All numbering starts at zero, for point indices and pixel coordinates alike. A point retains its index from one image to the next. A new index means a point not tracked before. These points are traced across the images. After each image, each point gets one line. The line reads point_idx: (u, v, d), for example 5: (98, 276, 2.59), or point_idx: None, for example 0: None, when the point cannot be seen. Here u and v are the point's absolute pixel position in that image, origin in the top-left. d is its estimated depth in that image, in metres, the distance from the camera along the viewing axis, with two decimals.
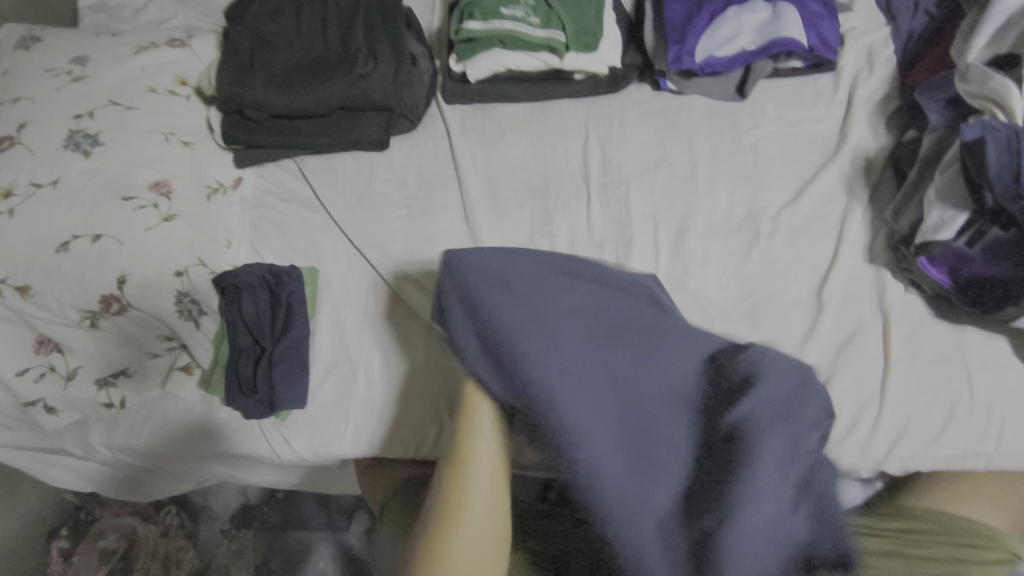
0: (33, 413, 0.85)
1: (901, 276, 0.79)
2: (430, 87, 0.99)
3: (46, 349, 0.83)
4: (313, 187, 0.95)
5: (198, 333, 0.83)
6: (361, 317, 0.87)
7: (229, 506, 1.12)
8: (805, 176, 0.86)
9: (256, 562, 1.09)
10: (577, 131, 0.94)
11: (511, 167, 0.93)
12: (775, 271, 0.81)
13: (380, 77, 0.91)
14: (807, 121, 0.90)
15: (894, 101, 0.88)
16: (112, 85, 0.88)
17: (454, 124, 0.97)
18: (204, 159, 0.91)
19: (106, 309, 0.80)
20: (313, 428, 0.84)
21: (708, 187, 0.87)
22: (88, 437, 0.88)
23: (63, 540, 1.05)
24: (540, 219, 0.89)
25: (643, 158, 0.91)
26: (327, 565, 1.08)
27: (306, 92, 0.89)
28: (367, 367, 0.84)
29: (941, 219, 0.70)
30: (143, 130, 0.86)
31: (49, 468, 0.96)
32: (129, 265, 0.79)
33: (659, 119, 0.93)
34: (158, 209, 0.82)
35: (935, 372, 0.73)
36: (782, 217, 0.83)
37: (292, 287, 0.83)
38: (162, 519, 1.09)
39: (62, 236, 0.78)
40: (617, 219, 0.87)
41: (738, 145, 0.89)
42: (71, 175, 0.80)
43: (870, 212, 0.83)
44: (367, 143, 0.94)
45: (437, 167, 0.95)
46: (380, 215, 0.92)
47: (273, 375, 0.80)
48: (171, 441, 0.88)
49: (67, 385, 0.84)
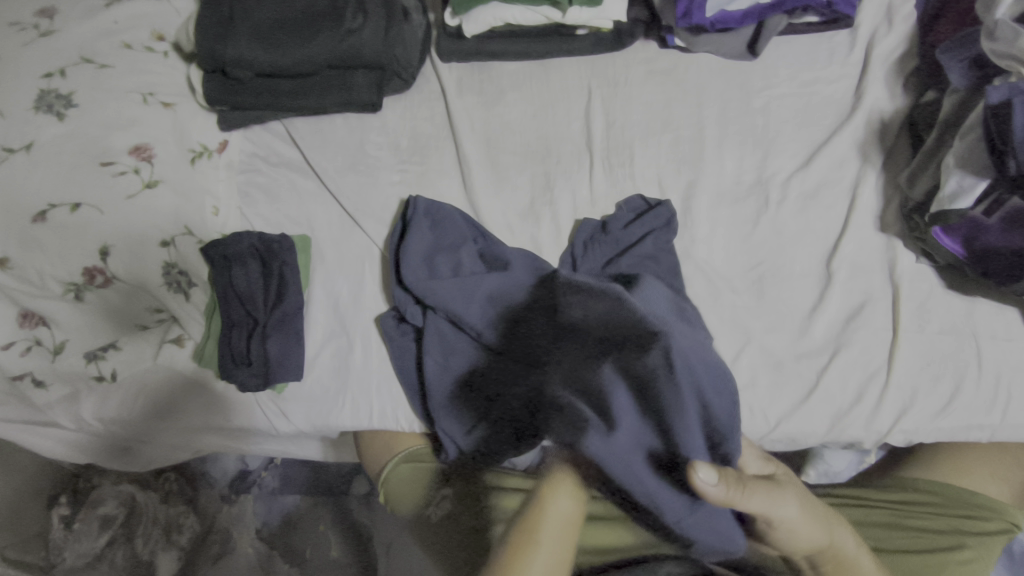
0: (21, 387, 0.83)
1: (913, 245, 0.76)
2: (423, 43, 0.93)
3: (30, 323, 0.80)
4: (302, 150, 0.92)
5: (188, 305, 0.82)
6: (356, 289, 0.86)
7: (227, 473, 1.14)
8: (817, 141, 0.83)
9: (258, 525, 1.13)
10: (579, 90, 0.90)
11: (511, 130, 0.89)
12: (782, 243, 0.78)
13: (371, 34, 0.85)
14: (820, 82, 0.86)
15: (913, 60, 0.84)
16: (82, 40, 0.83)
17: (449, 84, 0.93)
18: (186, 120, 0.86)
19: (90, 282, 0.77)
20: (308, 401, 0.83)
21: (716, 152, 0.84)
22: (79, 411, 0.86)
23: (63, 507, 1.06)
24: (540, 185, 0.86)
25: (648, 121, 0.87)
26: (328, 529, 1.12)
27: (292, 51, 0.85)
28: (365, 339, 0.83)
29: (959, 187, 0.67)
30: (119, 90, 0.81)
31: (37, 438, 0.93)
32: (112, 236, 0.76)
33: (666, 79, 0.89)
34: (140, 175, 0.78)
35: (943, 345, 0.72)
36: (792, 183, 0.81)
37: (284, 257, 0.83)
38: (161, 486, 1.11)
39: (38, 205, 0.74)
40: (620, 187, 0.84)
41: (748, 107, 0.85)
42: (45, 138, 0.76)
43: (883, 178, 0.80)
44: (359, 104, 0.90)
45: (432, 130, 0.92)
46: (374, 180, 0.90)
47: (268, 347, 0.80)
48: (158, 415, 0.86)
49: (54, 358, 0.81)
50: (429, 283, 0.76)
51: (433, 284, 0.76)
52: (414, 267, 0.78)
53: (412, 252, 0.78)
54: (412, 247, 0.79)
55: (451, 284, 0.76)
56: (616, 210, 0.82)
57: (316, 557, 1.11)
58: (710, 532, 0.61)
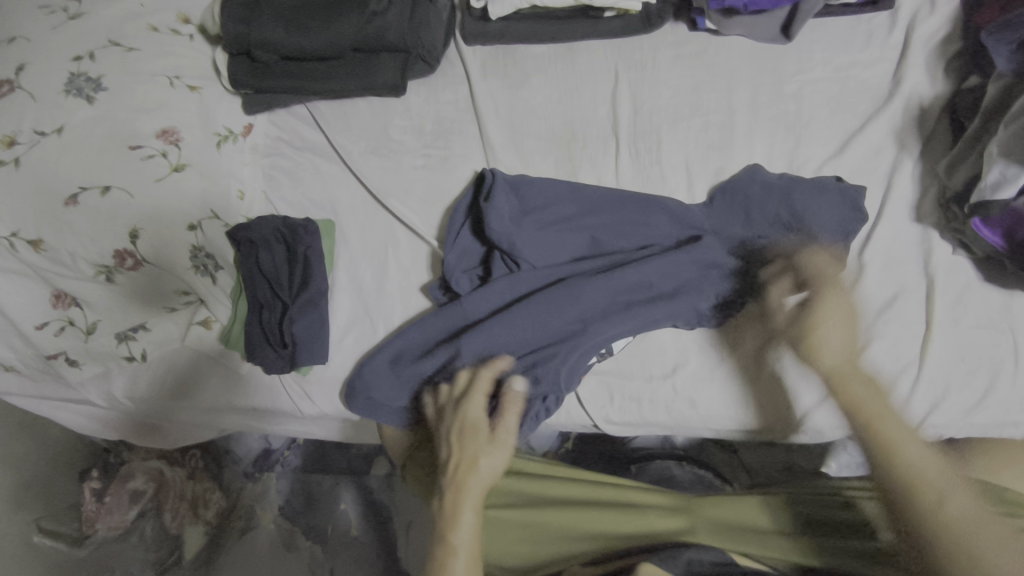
0: (56, 365, 0.85)
1: (950, 236, 0.74)
2: (447, 25, 0.92)
3: (63, 303, 0.81)
4: (325, 134, 0.92)
5: (215, 288, 0.83)
6: (380, 273, 0.86)
7: (252, 451, 1.21)
8: (851, 127, 0.81)
9: (280, 504, 1.20)
10: (605, 74, 0.88)
11: (535, 115, 0.88)
12: None
13: (395, 16, 0.85)
14: (856, 66, 0.83)
15: (956, 43, 0.80)
16: (111, 23, 0.83)
17: (473, 67, 0.92)
18: (212, 103, 0.87)
19: (121, 265, 0.78)
20: (333, 386, 0.84)
21: (746, 138, 0.82)
22: (110, 389, 0.88)
23: (95, 481, 1.12)
24: (565, 171, 0.85)
25: (676, 106, 0.85)
26: (348, 507, 1.18)
27: (318, 33, 0.84)
28: (388, 325, 0.84)
29: (1002, 176, 0.64)
30: (146, 73, 0.82)
31: (67, 414, 0.96)
32: (141, 219, 0.77)
33: (695, 63, 0.87)
34: (168, 158, 0.79)
35: (980, 339, 0.70)
36: (824, 171, 0.79)
37: (308, 242, 0.83)
38: (188, 463, 1.17)
39: (70, 187, 0.75)
40: (647, 173, 0.83)
41: (780, 92, 0.83)
42: (75, 122, 0.77)
43: (921, 166, 0.78)
44: (382, 88, 0.89)
45: (456, 114, 0.91)
46: (398, 164, 0.89)
47: (296, 331, 0.80)
48: (175, 393, 0.88)
49: (87, 338, 0.83)
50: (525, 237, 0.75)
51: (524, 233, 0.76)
52: (503, 224, 0.75)
53: (498, 198, 0.77)
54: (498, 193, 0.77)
55: (544, 239, 0.76)
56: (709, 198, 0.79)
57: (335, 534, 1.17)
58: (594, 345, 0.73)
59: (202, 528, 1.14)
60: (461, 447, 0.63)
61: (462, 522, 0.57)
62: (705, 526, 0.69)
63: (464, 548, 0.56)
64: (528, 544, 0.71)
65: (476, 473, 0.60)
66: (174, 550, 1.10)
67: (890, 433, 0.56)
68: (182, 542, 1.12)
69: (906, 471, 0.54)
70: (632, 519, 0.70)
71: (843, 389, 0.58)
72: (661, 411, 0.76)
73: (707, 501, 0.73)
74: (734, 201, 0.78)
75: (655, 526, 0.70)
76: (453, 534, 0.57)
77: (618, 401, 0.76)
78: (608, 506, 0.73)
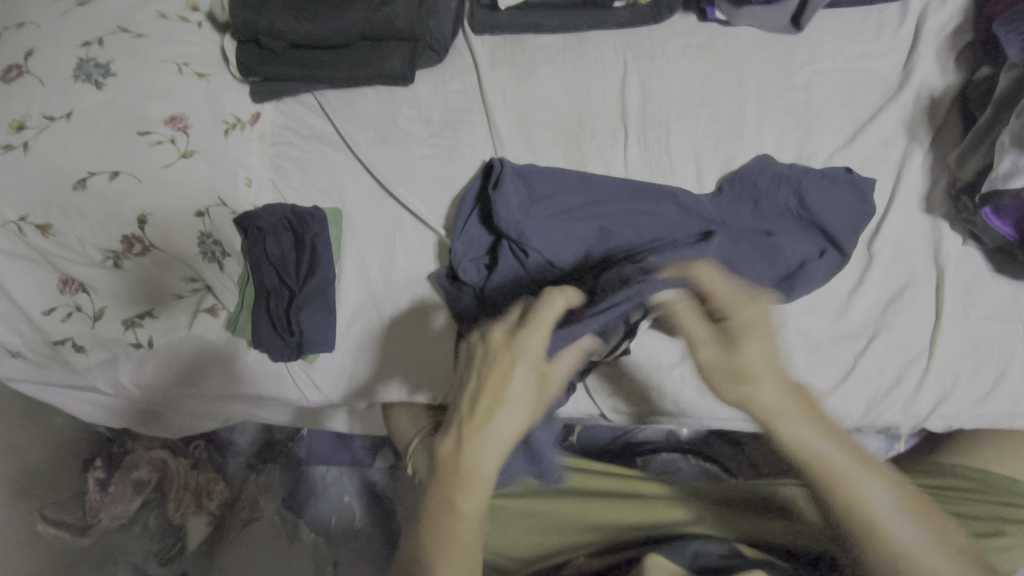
0: (62, 351, 0.85)
1: (960, 228, 0.74)
2: (456, 14, 0.92)
3: (71, 289, 0.81)
4: (333, 123, 0.92)
5: (222, 275, 0.83)
6: (387, 262, 0.86)
7: (254, 441, 1.23)
8: (861, 118, 0.80)
9: (283, 494, 1.20)
10: (614, 64, 0.88)
11: (543, 104, 0.88)
12: None
13: (404, 5, 0.84)
14: (866, 57, 0.83)
15: (967, 34, 0.80)
16: (119, 10, 0.83)
17: (482, 57, 0.92)
18: (220, 90, 0.87)
19: (128, 250, 0.78)
20: (341, 374, 0.85)
21: (755, 129, 0.82)
22: (116, 376, 0.88)
23: (98, 470, 1.11)
24: (573, 160, 0.85)
25: (685, 96, 0.85)
26: (352, 499, 1.18)
27: (326, 21, 0.84)
28: (395, 313, 0.84)
29: (1013, 166, 0.64)
30: (155, 60, 0.82)
31: (75, 402, 0.96)
32: (150, 204, 0.77)
33: (705, 53, 0.86)
34: (176, 145, 0.79)
35: (989, 330, 0.70)
36: (834, 161, 0.78)
37: (316, 229, 0.82)
38: (191, 453, 1.17)
39: (78, 172, 0.75)
40: (655, 163, 0.83)
41: (790, 82, 0.83)
42: (84, 107, 0.77)
43: (931, 157, 0.78)
44: (390, 76, 0.89)
45: (464, 104, 0.91)
46: (406, 153, 0.89)
47: (303, 318, 0.80)
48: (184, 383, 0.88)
49: (93, 324, 0.83)
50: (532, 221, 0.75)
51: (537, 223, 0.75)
52: (513, 212, 0.75)
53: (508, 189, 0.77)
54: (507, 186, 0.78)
55: (556, 230, 0.75)
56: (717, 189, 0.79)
57: (339, 526, 1.17)
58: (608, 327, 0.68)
59: (205, 519, 1.15)
60: (494, 389, 0.48)
61: (479, 477, 0.46)
62: (711, 515, 0.69)
63: (475, 508, 0.46)
64: (536, 535, 0.71)
65: (494, 427, 0.47)
66: (179, 539, 1.11)
67: (858, 502, 0.50)
68: (185, 534, 1.12)
69: (853, 504, 0.50)
70: (638, 509, 0.71)
71: (778, 425, 0.51)
72: (670, 400, 0.76)
73: (712, 492, 0.74)
74: (743, 191, 0.77)
75: (661, 516, 0.70)
76: (465, 491, 0.46)
77: (624, 391, 0.77)
78: (614, 496, 0.73)
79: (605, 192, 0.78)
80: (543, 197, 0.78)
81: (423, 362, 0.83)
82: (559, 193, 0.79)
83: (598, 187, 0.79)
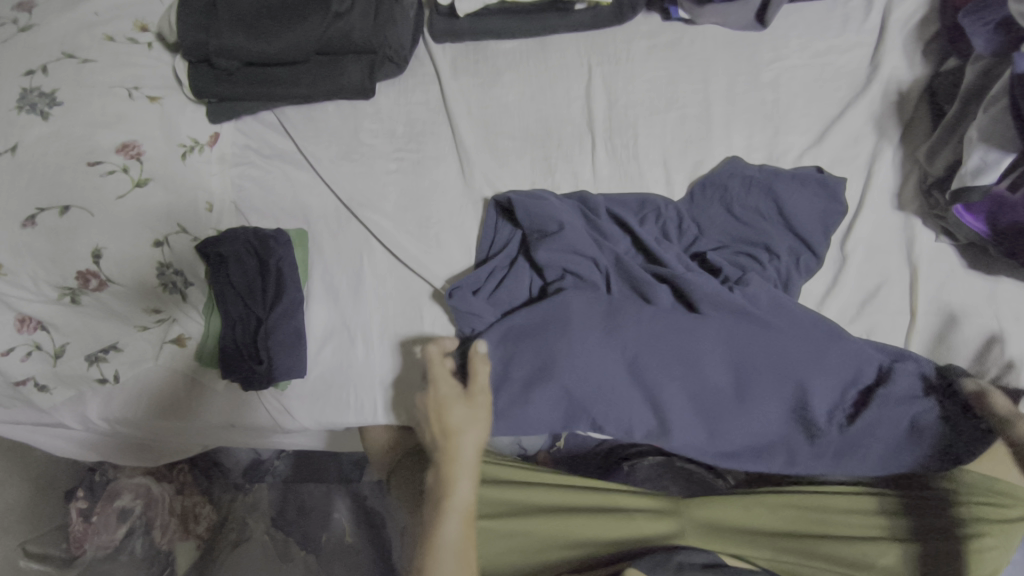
0: (24, 392, 0.82)
1: (932, 224, 0.74)
2: (415, 23, 0.90)
3: (28, 328, 0.78)
4: (295, 141, 0.90)
5: (184, 305, 0.81)
6: (356, 284, 0.83)
7: (240, 462, 1.19)
8: (829, 115, 0.79)
9: (273, 513, 1.16)
10: (578, 69, 0.86)
11: (508, 113, 0.86)
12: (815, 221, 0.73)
13: (359, 17, 0.82)
14: (834, 52, 0.82)
15: (933, 25, 0.79)
16: (64, 35, 0.80)
17: (444, 66, 0.90)
18: (176, 114, 0.84)
19: (85, 286, 0.76)
20: (314, 399, 0.82)
21: (723, 130, 0.80)
22: (84, 412, 0.86)
23: (80, 501, 1.10)
24: (541, 169, 0.83)
25: (652, 99, 0.83)
26: (341, 513, 1.15)
27: (280, 38, 0.81)
28: (367, 334, 0.81)
29: (982, 163, 0.64)
30: (103, 85, 0.79)
31: (51, 439, 0.93)
32: (103, 238, 0.74)
33: (669, 54, 0.85)
34: (129, 173, 0.76)
35: (965, 329, 0.70)
36: (804, 160, 0.77)
37: (281, 252, 0.80)
38: (176, 477, 1.14)
39: (26, 209, 0.73)
40: (624, 169, 0.81)
41: (756, 82, 0.82)
42: (31, 139, 0.74)
43: (900, 153, 0.77)
44: (349, 90, 0.86)
45: (427, 115, 0.89)
46: (370, 169, 0.87)
47: (273, 343, 0.77)
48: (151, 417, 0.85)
49: (55, 362, 0.80)
50: (556, 231, 0.74)
51: (611, 349, 0.67)
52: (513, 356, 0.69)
53: (552, 244, 0.73)
54: (556, 233, 0.74)
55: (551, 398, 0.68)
56: (690, 192, 0.78)
57: (329, 541, 1.12)
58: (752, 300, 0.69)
59: (193, 543, 1.13)
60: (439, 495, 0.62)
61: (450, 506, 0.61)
62: (694, 528, 0.67)
63: (456, 512, 0.61)
64: (520, 554, 0.67)
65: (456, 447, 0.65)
66: (167, 566, 1.09)
67: None
68: (174, 559, 1.10)
69: None
70: (620, 523, 0.67)
71: None
72: None
73: (699, 501, 0.69)
74: (714, 195, 0.77)
75: (646, 531, 0.66)
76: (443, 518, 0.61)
77: None
78: (596, 510, 0.68)
79: (562, 206, 0.76)
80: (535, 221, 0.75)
81: (396, 381, 0.80)
82: (530, 202, 0.76)
83: (544, 194, 0.77)
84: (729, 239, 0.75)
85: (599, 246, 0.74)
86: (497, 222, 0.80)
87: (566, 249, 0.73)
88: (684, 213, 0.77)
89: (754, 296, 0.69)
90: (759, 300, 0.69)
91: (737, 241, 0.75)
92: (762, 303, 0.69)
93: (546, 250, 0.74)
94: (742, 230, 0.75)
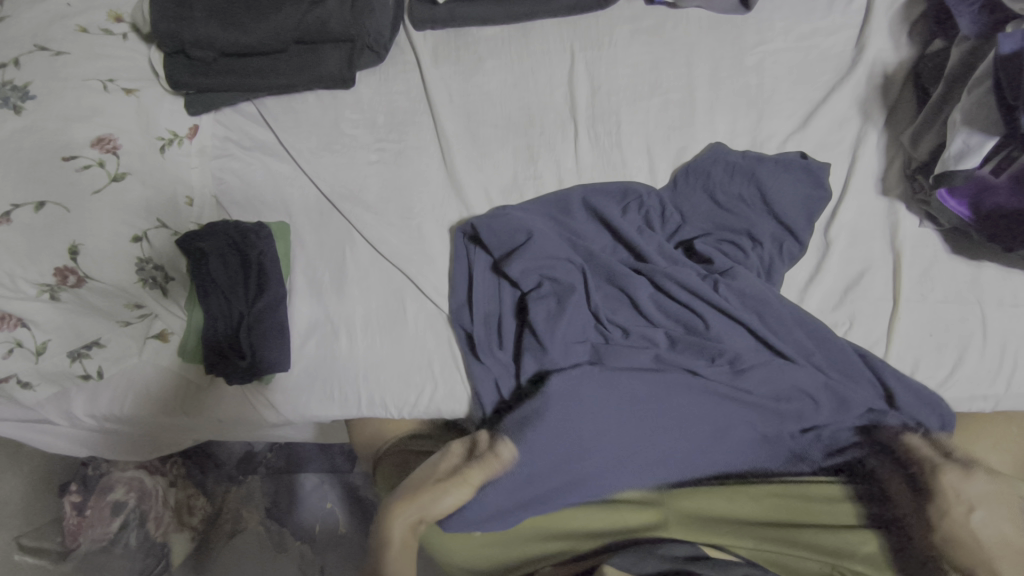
0: (7, 389, 0.79)
1: (916, 208, 0.74)
2: (395, 10, 0.88)
3: (8, 325, 0.75)
4: (275, 132, 0.89)
5: (166, 301, 0.80)
6: (340, 275, 0.83)
7: (235, 454, 1.18)
8: (814, 100, 0.79)
9: (266, 505, 1.16)
10: (561, 54, 0.85)
11: (490, 101, 0.85)
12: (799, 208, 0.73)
13: (336, 5, 0.81)
14: (818, 34, 0.81)
15: (918, 7, 0.79)
16: (36, 26, 0.79)
17: (424, 53, 0.88)
18: (153, 106, 0.83)
19: (63, 283, 0.73)
20: (298, 392, 0.81)
21: (707, 116, 0.79)
22: (70, 409, 0.85)
23: (74, 494, 1.07)
24: (524, 158, 0.82)
25: (635, 85, 0.82)
26: (334, 504, 1.16)
27: (257, 27, 0.80)
28: (350, 326, 0.80)
29: (965, 146, 0.64)
30: (78, 79, 0.77)
31: (39, 435, 0.93)
32: (81, 234, 0.73)
33: (653, 39, 0.84)
34: (105, 168, 0.75)
35: (947, 313, 0.70)
36: (788, 146, 0.77)
37: (262, 246, 0.79)
38: (168, 470, 1.11)
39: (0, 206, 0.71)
40: (607, 157, 0.80)
41: (741, 65, 0.81)
42: (3, 134, 0.72)
43: (885, 137, 0.77)
44: (329, 79, 0.86)
45: (408, 105, 0.88)
46: (352, 160, 0.86)
47: (256, 338, 0.76)
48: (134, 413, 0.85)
49: (37, 360, 0.77)
50: (531, 242, 0.73)
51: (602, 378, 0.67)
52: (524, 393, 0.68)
53: (524, 255, 0.72)
54: (524, 244, 0.73)
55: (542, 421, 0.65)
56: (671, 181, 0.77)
57: (323, 532, 1.14)
58: (735, 296, 0.70)
59: (188, 535, 1.11)
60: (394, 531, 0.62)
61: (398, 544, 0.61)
62: (678, 519, 0.65)
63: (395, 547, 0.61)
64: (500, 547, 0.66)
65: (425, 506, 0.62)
66: (162, 557, 1.07)
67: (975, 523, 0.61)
68: (169, 551, 1.08)
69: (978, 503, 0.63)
70: (604, 514, 0.65)
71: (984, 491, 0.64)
72: None
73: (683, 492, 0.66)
74: (698, 182, 0.76)
75: (630, 523, 0.65)
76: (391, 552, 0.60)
77: None
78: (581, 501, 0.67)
79: (538, 220, 0.75)
80: (507, 232, 0.75)
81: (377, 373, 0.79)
82: (505, 216, 0.75)
83: (516, 208, 0.77)
84: (713, 228, 0.75)
85: (578, 250, 0.74)
86: (468, 251, 0.79)
87: (545, 248, 0.73)
88: (668, 203, 0.76)
89: (739, 296, 0.70)
90: (746, 299, 0.70)
91: (718, 229, 0.74)
92: (748, 301, 0.70)
93: (523, 260, 0.73)
94: (724, 217, 0.74)
